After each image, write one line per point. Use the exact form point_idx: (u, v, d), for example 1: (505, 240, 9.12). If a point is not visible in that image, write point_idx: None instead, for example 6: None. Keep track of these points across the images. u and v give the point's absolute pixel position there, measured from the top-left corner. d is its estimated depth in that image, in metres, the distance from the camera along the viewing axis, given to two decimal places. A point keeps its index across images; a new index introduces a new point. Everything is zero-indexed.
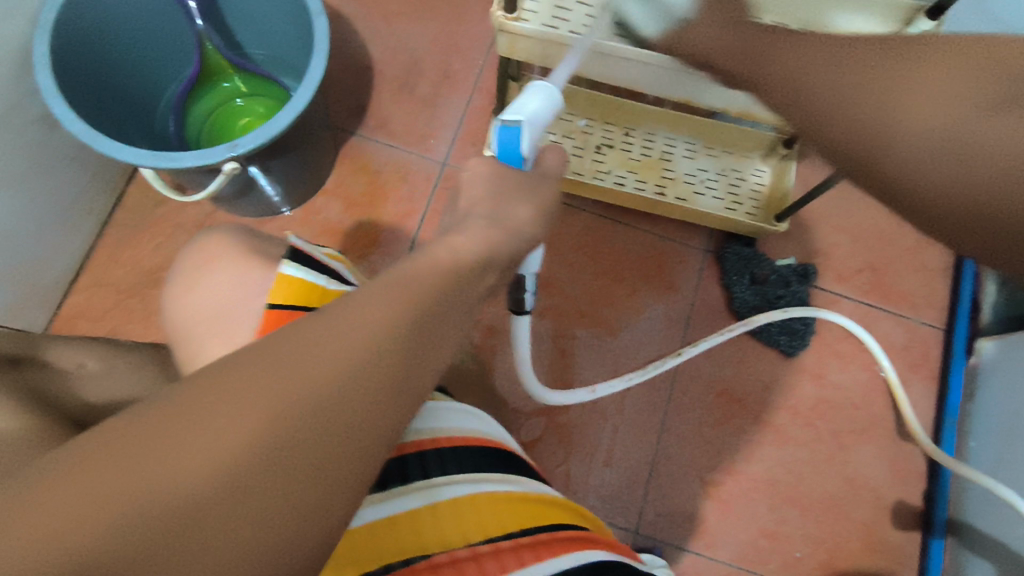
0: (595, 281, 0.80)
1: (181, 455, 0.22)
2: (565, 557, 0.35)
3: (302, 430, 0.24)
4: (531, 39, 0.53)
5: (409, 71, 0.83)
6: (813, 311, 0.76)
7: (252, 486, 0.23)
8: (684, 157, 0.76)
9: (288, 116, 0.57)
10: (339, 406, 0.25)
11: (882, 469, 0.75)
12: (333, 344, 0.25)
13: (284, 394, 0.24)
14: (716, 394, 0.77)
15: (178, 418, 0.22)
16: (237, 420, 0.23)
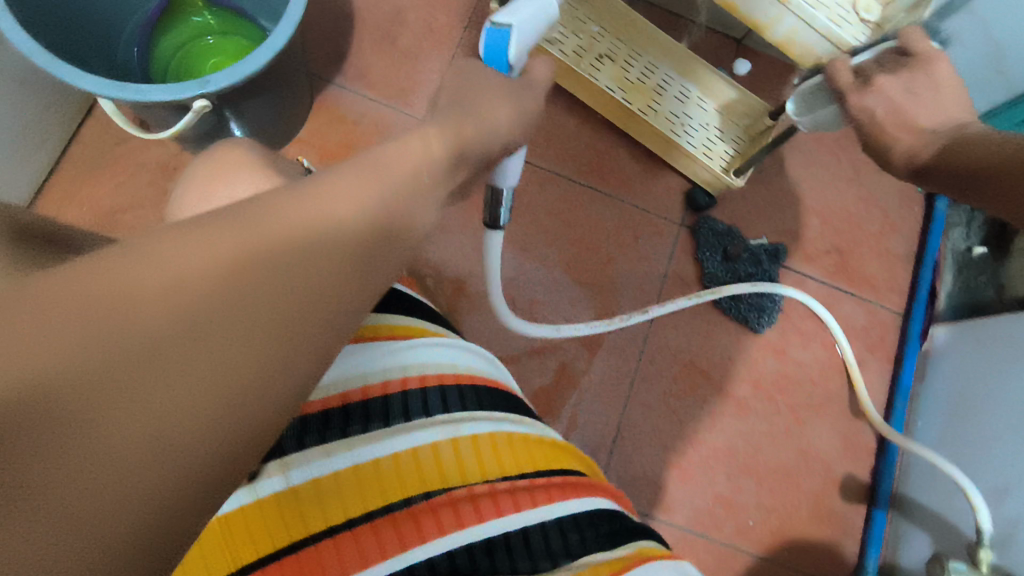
0: (571, 248, 0.80)
1: (128, 292, 0.18)
2: (575, 501, 0.37)
3: (270, 282, 0.21)
4: None
5: (392, 20, 0.80)
6: (781, 288, 0.77)
7: (213, 332, 0.19)
8: (675, 98, 0.78)
9: (265, 55, 0.55)
10: (315, 261, 0.22)
11: (834, 444, 0.78)
12: (314, 203, 0.23)
13: (253, 247, 0.20)
14: (683, 365, 0.78)
15: (120, 259, 0.18)
16: (194, 267, 0.19)
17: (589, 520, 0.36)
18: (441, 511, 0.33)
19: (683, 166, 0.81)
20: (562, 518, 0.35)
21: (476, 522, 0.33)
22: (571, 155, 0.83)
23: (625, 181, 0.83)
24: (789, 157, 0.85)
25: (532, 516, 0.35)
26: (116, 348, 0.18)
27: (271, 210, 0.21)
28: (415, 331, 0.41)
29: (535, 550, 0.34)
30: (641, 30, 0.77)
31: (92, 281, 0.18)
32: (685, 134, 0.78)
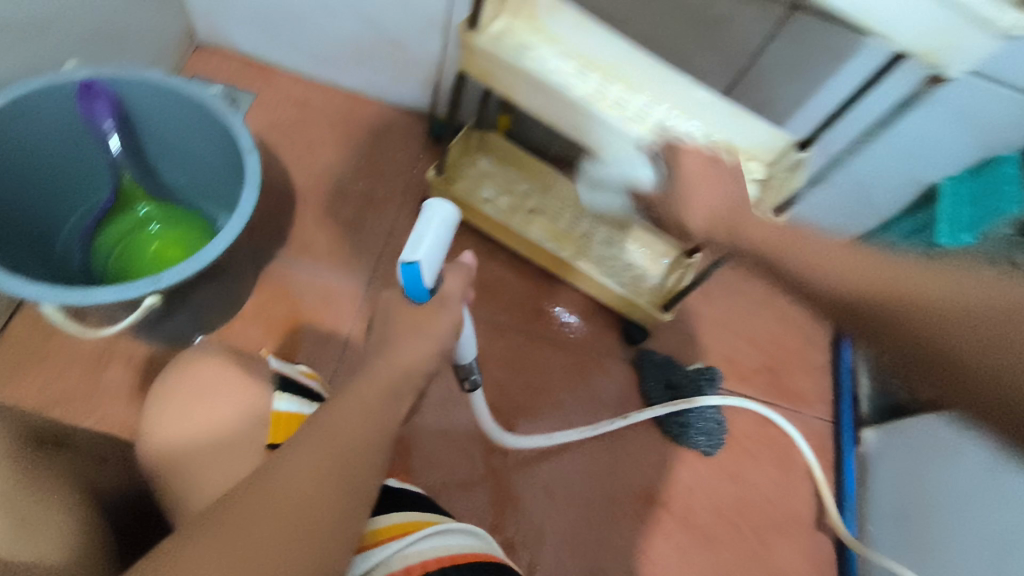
0: (522, 395, 0.82)
1: (258, 515, 0.32)
2: None
3: (328, 477, 0.35)
4: (486, 53, 0.64)
5: (333, 196, 0.85)
6: (740, 402, 0.84)
7: (305, 520, 0.33)
8: (600, 243, 0.86)
9: (218, 248, 0.56)
10: (352, 451, 0.36)
11: (802, 563, 0.79)
12: (334, 427, 0.37)
13: (314, 463, 0.35)
14: (647, 501, 0.79)
15: (249, 489, 0.33)
16: (285, 487, 0.33)
17: None
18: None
19: (616, 306, 0.85)
20: None
21: None
22: (512, 304, 0.87)
23: (565, 324, 0.87)
24: (710, 289, 0.93)
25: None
26: (255, 554, 0.31)
27: (313, 438, 0.36)
28: (416, 522, 0.42)
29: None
30: (568, 189, 0.87)
31: (219, 527, 0.31)
32: (613, 275, 0.84)
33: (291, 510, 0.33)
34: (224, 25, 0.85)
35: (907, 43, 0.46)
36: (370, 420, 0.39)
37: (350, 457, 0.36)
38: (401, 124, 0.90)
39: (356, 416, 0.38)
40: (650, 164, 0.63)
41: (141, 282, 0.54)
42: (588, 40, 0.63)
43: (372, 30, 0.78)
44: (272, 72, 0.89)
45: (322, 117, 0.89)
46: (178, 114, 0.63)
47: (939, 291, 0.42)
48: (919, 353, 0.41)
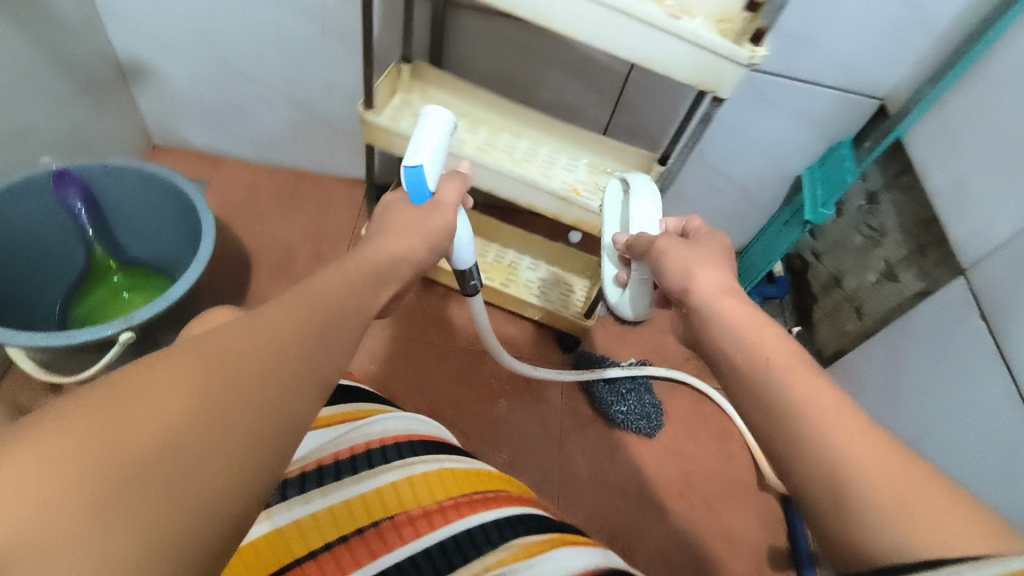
0: (475, 407, 0.90)
1: (154, 407, 0.28)
2: (508, 507, 0.43)
3: (243, 385, 0.31)
4: (385, 129, 0.72)
5: (285, 256, 0.96)
6: (682, 377, 0.94)
7: (208, 421, 0.29)
8: (527, 270, 0.97)
9: (180, 288, 0.66)
10: (276, 367, 0.33)
11: (749, 521, 0.86)
12: (258, 339, 0.33)
13: (229, 368, 0.31)
14: (600, 484, 0.86)
15: (144, 382, 0.28)
16: (190, 387, 0.29)
17: (519, 518, 0.43)
18: (402, 527, 0.39)
19: (548, 321, 0.95)
20: (501, 518, 0.42)
21: (430, 530, 0.40)
22: (457, 330, 0.96)
23: (507, 341, 0.97)
24: None
25: (482, 517, 0.41)
26: (141, 446, 0.26)
27: (234, 345, 0.32)
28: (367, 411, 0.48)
29: (490, 538, 0.40)
30: (491, 227, 0.98)
31: (105, 412, 0.27)
32: (541, 296, 0.95)
33: (278, 353, 0.33)
34: (176, 126, 0.98)
35: (691, 79, 0.54)
36: (347, 290, 0.40)
37: (331, 322, 0.37)
38: (341, 190, 1.03)
39: (341, 283, 0.41)
40: (537, 197, 0.73)
41: (113, 322, 0.63)
42: (471, 103, 0.77)
43: (304, 111, 0.92)
44: (222, 162, 1.03)
45: (270, 192, 1.01)
46: (140, 192, 0.75)
47: (820, 441, 0.35)
48: (825, 501, 0.34)
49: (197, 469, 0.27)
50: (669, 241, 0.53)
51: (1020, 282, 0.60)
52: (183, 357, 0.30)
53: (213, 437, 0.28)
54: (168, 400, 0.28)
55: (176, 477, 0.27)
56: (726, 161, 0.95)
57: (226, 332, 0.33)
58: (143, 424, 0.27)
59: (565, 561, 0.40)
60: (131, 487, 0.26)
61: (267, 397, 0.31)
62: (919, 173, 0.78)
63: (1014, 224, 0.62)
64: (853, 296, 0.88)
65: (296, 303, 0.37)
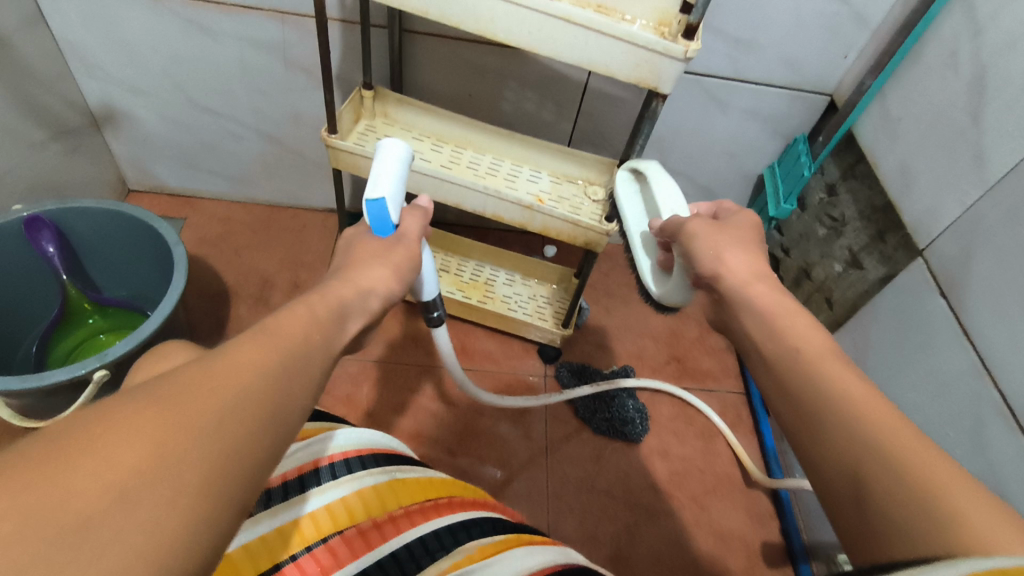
0: (459, 424, 0.90)
1: (92, 460, 0.22)
2: (460, 513, 0.44)
3: (204, 425, 0.25)
4: (349, 152, 0.74)
5: (263, 288, 0.96)
6: (661, 384, 0.94)
7: (165, 470, 0.23)
8: (503, 283, 0.98)
9: (154, 323, 0.67)
10: (243, 402, 0.27)
11: (740, 518, 0.86)
12: (218, 372, 0.28)
13: (185, 406, 0.25)
14: (589, 492, 0.86)
15: (76, 434, 0.23)
16: (134, 435, 0.23)
17: (473, 523, 0.43)
18: (354, 540, 0.39)
19: (527, 333, 0.96)
20: (454, 523, 0.43)
21: (382, 540, 0.39)
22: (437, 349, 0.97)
23: (489, 356, 0.98)
24: (611, 303, 1.06)
25: (434, 524, 0.42)
26: (76, 509, 0.21)
27: (189, 382, 0.27)
28: (318, 428, 0.47)
29: (443, 542, 0.41)
30: (465, 244, 1.00)
31: (30, 472, 0.21)
32: (519, 308, 0.95)
33: (245, 390, 0.28)
34: (149, 169, 1.00)
35: (632, 77, 0.57)
36: (319, 319, 0.36)
37: (303, 356, 0.32)
38: (316, 221, 1.05)
39: (307, 310, 0.36)
40: (501, 208, 0.75)
41: (89, 360, 0.64)
42: (433, 123, 0.80)
43: (274, 145, 0.94)
44: (197, 201, 1.04)
45: (245, 227, 1.03)
46: (114, 232, 0.76)
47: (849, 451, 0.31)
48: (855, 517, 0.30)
49: (153, 534, 0.22)
50: (700, 224, 0.47)
51: (970, 253, 0.62)
52: (127, 400, 0.25)
53: (183, 486, 0.23)
54: (113, 454, 0.22)
55: (140, 538, 0.21)
56: (689, 165, 0.98)
57: (181, 371, 0.27)
58: (81, 485, 0.21)
59: (518, 560, 0.41)
60: (63, 563, 0.20)
61: (235, 438, 0.26)
62: (872, 161, 0.80)
63: (961, 200, 0.64)
64: (822, 286, 0.90)
65: (264, 336, 0.31)
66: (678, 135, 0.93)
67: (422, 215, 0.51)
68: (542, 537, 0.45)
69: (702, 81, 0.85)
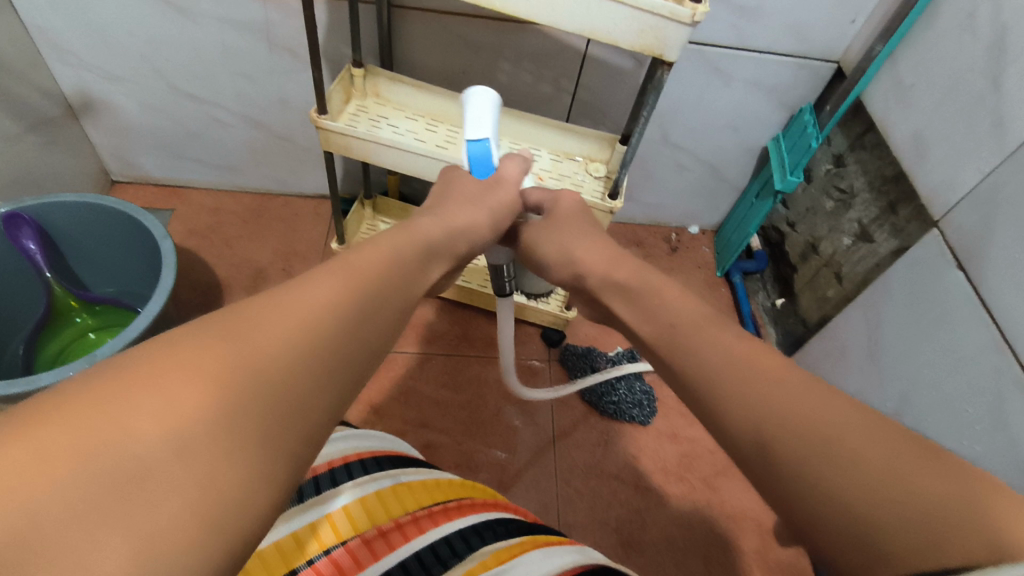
0: (463, 411, 0.88)
1: (161, 401, 0.23)
2: (471, 516, 0.42)
3: (269, 375, 0.26)
4: (340, 133, 0.71)
5: (256, 279, 0.94)
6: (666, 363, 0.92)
7: (228, 419, 0.24)
8: None
9: (143, 321, 0.64)
10: (307, 354, 0.27)
11: (752, 498, 0.85)
12: (285, 319, 0.28)
13: (250, 355, 0.26)
14: (598, 476, 0.85)
15: (146, 373, 0.23)
16: (200, 379, 0.24)
17: (485, 526, 0.42)
18: (359, 551, 0.37)
19: (531, 317, 0.94)
20: (465, 528, 0.41)
21: (390, 549, 0.38)
22: (436, 337, 0.95)
23: (491, 342, 0.95)
24: None
25: (444, 529, 0.40)
26: (140, 452, 0.21)
27: (257, 328, 0.27)
28: None
29: (456, 548, 0.39)
30: None
31: (103, 410, 0.22)
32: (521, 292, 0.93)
33: (309, 342, 0.28)
34: (132, 158, 0.96)
35: (635, 43, 0.54)
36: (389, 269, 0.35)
37: (375, 309, 0.32)
38: (308, 209, 1.02)
39: (379, 259, 0.35)
40: None
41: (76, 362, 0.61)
42: (427, 101, 0.77)
43: (262, 131, 0.90)
44: (183, 191, 1.01)
45: (235, 217, 0.99)
46: (96, 225, 0.73)
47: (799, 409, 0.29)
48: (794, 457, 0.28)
49: (205, 491, 0.22)
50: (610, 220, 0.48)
51: (990, 224, 0.60)
52: (195, 341, 0.25)
53: (244, 434, 0.24)
54: (176, 400, 0.23)
55: (199, 485, 0.22)
56: (691, 139, 0.95)
57: (249, 313, 0.28)
58: (142, 428, 0.22)
59: (537, 562, 0.39)
60: (114, 510, 0.20)
61: (297, 390, 0.26)
62: (882, 130, 0.77)
63: (980, 168, 0.62)
64: (830, 261, 0.88)
65: (336, 282, 0.31)
66: (680, 108, 0.90)
67: (522, 163, 0.57)
68: (560, 538, 0.43)
69: (704, 51, 0.81)
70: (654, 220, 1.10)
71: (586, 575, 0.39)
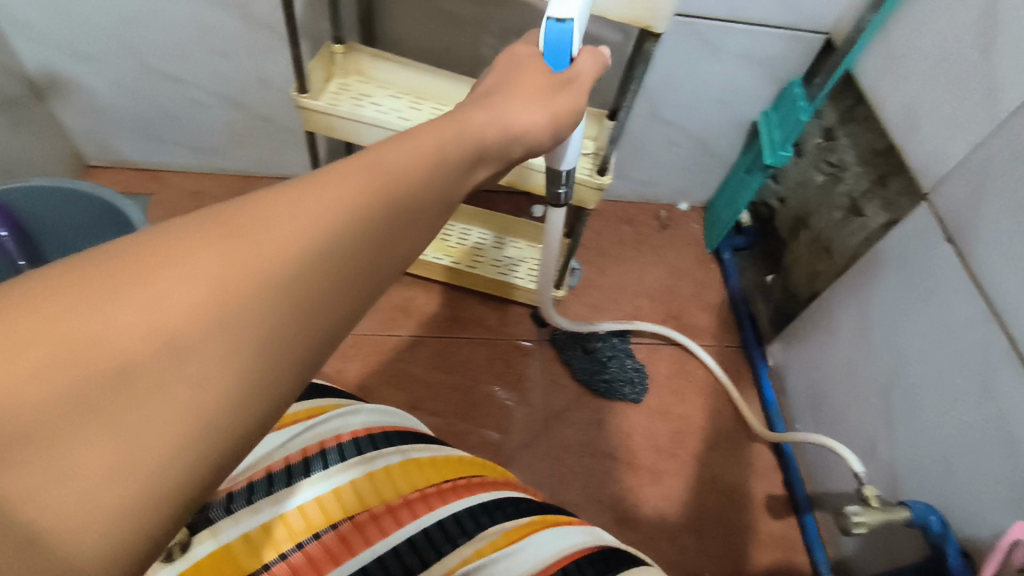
0: (454, 393, 0.88)
1: (142, 307, 0.20)
2: (481, 494, 0.42)
3: (268, 287, 0.22)
4: (321, 113, 0.69)
5: None
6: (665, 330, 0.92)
7: (215, 334, 0.21)
8: (494, 247, 0.95)
9: None
10: (319, 263, 0.24)
11: (744, 473, 0.86)
12: (296, 218, 0.24)
13: (249, 257, 0.22)
14: (591, 454, 0.85)
15: (130, 269, 0.21)
16: (189, 282, 0.21)
17: (494, 504, 0.41)
18: (350, 537, 0.37)
19: (520, 297, 0.93)
20: (473, 508, 0.40)
21: (397, 526, 0.37)
22: (426, 318, 0.94)
23: (482, 323, 0.95)
24: (604, 262, 1.04)
25: (441, 513, 0.39)
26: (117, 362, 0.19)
27: (262, 224, 0.23)
28: (322, 408, 0.44)
29: (450, 534, 0.38)
30: None
31: (77, 306, 0.19)
32: (511, 272, 0.92)
33: (325, 242, 0.24)
34: (108, 141, 0.93)
35: (624, 14, 0.52)
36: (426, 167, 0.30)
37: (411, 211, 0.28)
38: None
39: (420, 152, 0.30)
40: None
41: None
42: (411, 78, 0.75)
43: (241, 111, 0.88)
44: (163, 175, 0.99)
45: (217, 201, 0.97)
46: (81, 214, 0.71)
47: None
48: None
49: (186, 411, 0.20)
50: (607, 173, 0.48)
51: (981, 196, 0.60)
52: (191, 227, 0.22)
53: (232, 350, 0.21)
54: (163, 300, 0.20)
55: (177, 403, 0.20)
56: (681, 114, 0.93)
57: (262, 199, 0.24)
58: (122, 326, 0.20)
59: (544, 546, 0.39)
60: (87, 417, 0.19)
61: (301, 304, 0.23)
62: (873, 103, 0.76)
63: (970, 139, 0.61)
64: (820, 236, 0.87)
65: (366, 170, 0.27)
66: (668, 82, 0.88)
67: (597, 60, 0.49)
68: (568, 517, 0.42)
69: (693, 23, 0.80)
70: (643, 197, 1.10)
71: (594, 558, 0.39)
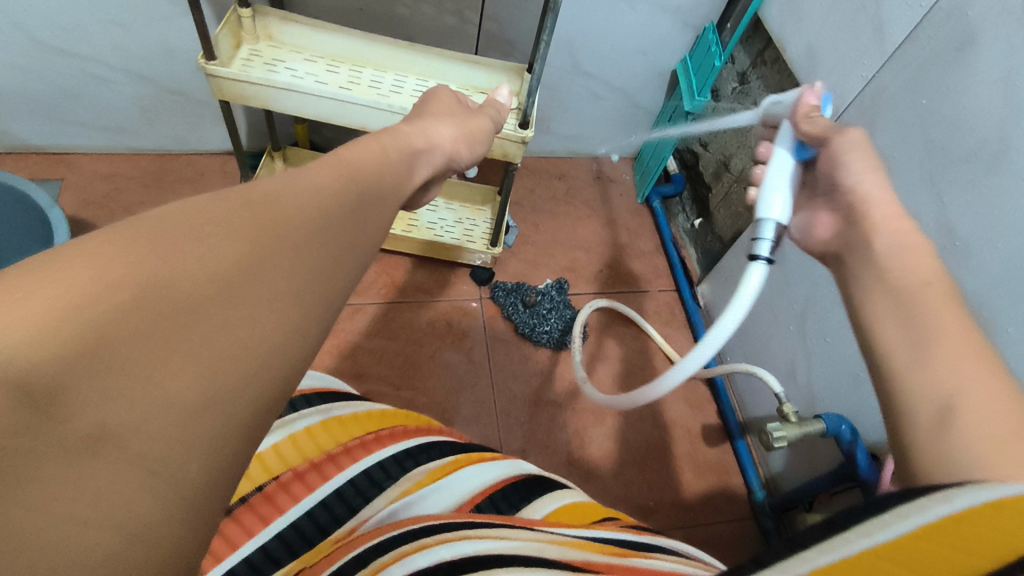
0: (400, 357, 0.89)
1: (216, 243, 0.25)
2: (404, 440, 0.42)
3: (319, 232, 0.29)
4: (232, 80, 0.67)
5: None
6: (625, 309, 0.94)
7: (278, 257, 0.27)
8: (427, 210, 0.95)
9: None
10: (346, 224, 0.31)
11: (681, 407, 0.91)
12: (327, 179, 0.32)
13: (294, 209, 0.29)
14: (537, 403, 0.88)
15: (199, 221, 0.26)
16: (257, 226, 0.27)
17: (419, 449, 0.41)
18: (292, 486, 0.37)
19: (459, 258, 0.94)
20: (399, 455, 0.40)
21: (322, 481, 0.37)
22: (365, 287, 0.94)
23: (421, 287, 0.95)
24: (539, 219, 1.05)
25: (365, 463, 0.39)
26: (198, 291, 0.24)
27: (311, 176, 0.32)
28: None
29: (375, 480, 0.38)
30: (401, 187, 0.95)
31: (172, 233, 0.25)
32: (446, 233, 0.93)
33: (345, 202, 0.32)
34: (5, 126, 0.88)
35: None
36: (362, 185, 0.34)
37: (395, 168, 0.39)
38: (214, 167, 0.97)
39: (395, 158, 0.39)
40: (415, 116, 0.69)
41: None
42: (325, 40, 0.73)
43: (149, 85, 0.84)
44: (71, 158, 0.94)
45: (134, 182, 0.93)
46: None
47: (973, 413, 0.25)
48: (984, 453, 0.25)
49: (258, 311, 0.25)
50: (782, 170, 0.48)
51: (873, 127, 0.64)
52: (101, 248, 0.23)
53: (290, 268, 0.27)
54: (121, 340, 0.21)
55: (232, 340, 0.24)
56: (603, 67, 0.95)
57: (216, 214, 0.26)
58: (201, 265, 0.24)
59: (471, 479, 0.39)
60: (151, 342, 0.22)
61: (343, 247, 0.30)
62: (779, 44, 0.80)
63: (863, 74, 0.65)
64: (740, 177, 0.91)
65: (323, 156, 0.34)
66: (588, 35, 0.89)
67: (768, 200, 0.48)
68: (493, 453, 0.43)
69: None
70: (572, 152, 1.11)
71: (519, 485, 0.40)
